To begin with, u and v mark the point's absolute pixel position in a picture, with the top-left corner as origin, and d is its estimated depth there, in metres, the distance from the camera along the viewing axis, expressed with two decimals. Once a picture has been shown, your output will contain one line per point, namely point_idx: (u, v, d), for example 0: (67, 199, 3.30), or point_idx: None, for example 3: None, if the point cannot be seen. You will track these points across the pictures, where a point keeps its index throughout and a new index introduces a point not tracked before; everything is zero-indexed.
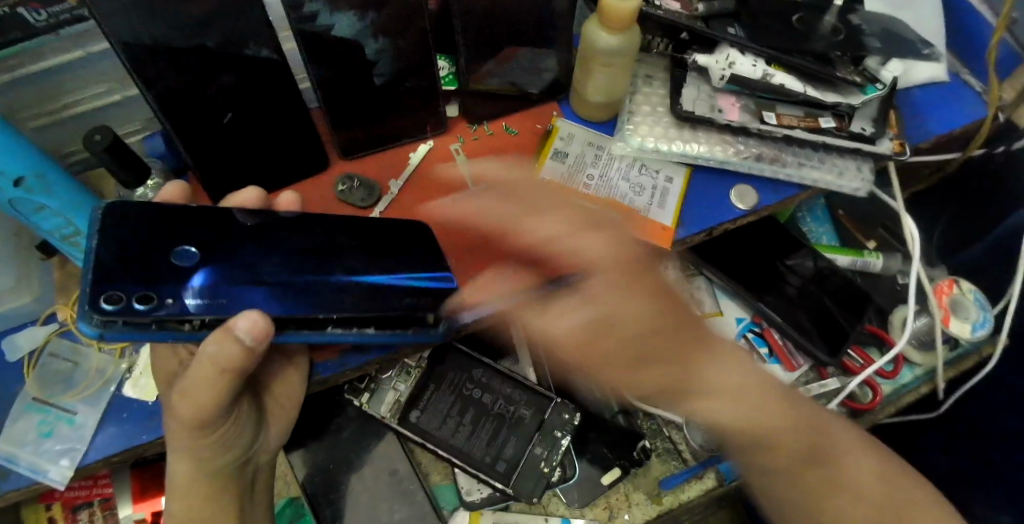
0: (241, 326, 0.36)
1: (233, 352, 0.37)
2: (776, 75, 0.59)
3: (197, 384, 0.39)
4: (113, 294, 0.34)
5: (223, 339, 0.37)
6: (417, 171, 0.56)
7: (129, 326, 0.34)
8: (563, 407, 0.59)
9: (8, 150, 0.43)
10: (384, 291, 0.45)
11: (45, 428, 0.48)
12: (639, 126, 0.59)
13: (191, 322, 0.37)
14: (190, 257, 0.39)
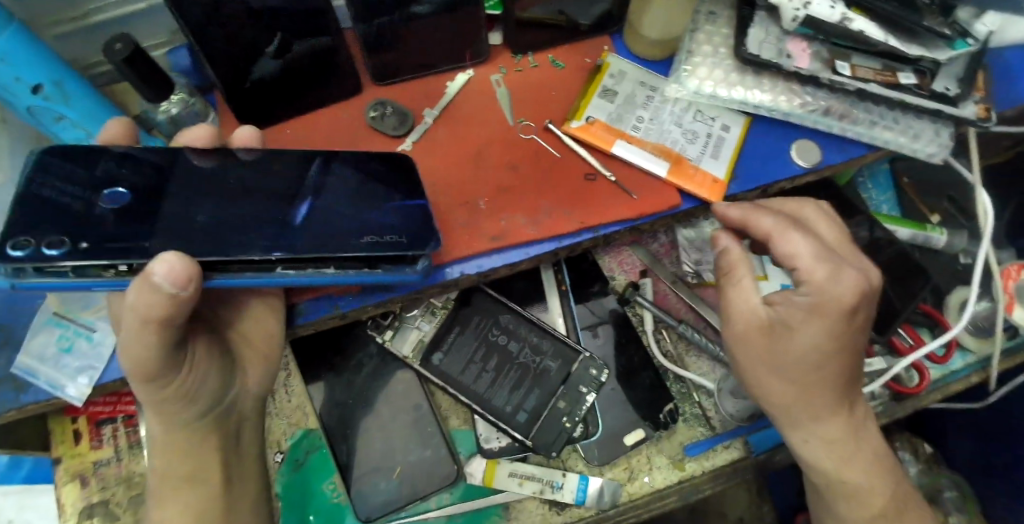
0: (158, 272, 0.33)
1: (150, 300, 0.34)
2: (858, 20, 0.50)
3: (134, 335, 0.36)
4: (25, 240, 0.35)
5: (142, 287, 0.33)
6: (452, 102, 0.53)
7: (49, 272, 0.35)
8: (593, 360, 0.56)
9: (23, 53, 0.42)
10: (329, 233, 0.40)
11: (65, 344, 0.48)
12: (699, 68, 0.54)
13: (117, 268, 0.36)
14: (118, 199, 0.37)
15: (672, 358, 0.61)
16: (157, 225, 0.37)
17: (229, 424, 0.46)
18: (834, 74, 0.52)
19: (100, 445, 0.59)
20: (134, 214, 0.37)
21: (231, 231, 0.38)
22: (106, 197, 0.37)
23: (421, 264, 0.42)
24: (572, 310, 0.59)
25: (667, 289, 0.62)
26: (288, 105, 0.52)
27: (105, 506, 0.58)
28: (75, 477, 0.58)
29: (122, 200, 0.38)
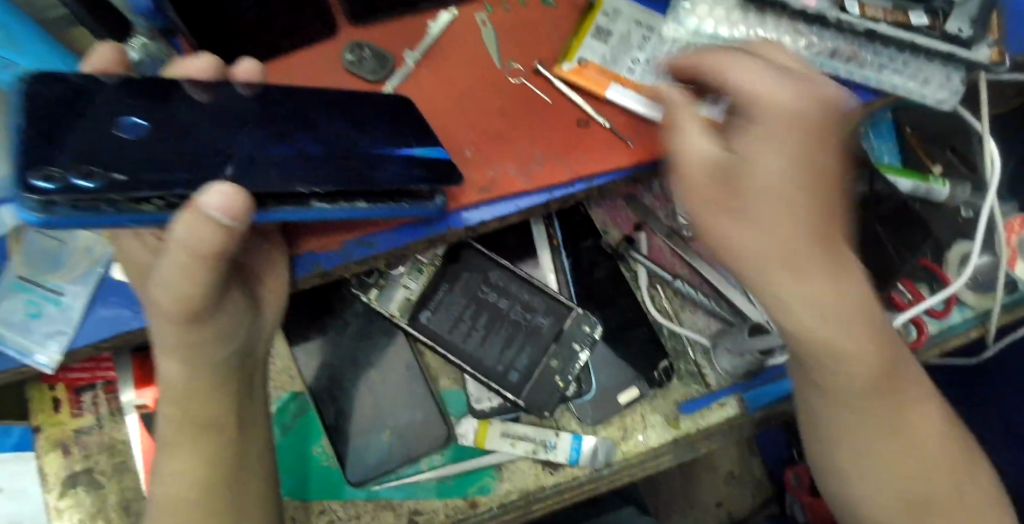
0: (212, 202, 0.30)
1: (208, 233, 0.31)
2: None
3: (171, 271, 0.33)
4: (51, 171, 0.28)
5: (195, 220, 0.30)
6: (438, 41, 0.49)
7: (79, 207, 0.28)
8: (585, 317, 0.54)
9: None
10: (351, 165, 0.38)
11: (33, 309, 0.46)
12: (699, 3, 0.50)
13: (153, 202, 0.31)
14: (139, 128, 0.33)
15: (669, 315, 0.58)
16: (176, 158, 0.33)
17: (241, 376, 0.43)
18: (843, 11, 0.50)
19: (81, 411, 0.57)
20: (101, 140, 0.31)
21: (200, 164, 0.34)
22: (124, 126, 0.33)
23: (438, 200, 0.44)
24: (565, 267, 0.57)
25: (661, 244, 0.59)
26: (263, 41, 0.48)
27: (89, 475, 0.57)
28: (56, 446, 0.57)
29: (148, 131, 0.33)
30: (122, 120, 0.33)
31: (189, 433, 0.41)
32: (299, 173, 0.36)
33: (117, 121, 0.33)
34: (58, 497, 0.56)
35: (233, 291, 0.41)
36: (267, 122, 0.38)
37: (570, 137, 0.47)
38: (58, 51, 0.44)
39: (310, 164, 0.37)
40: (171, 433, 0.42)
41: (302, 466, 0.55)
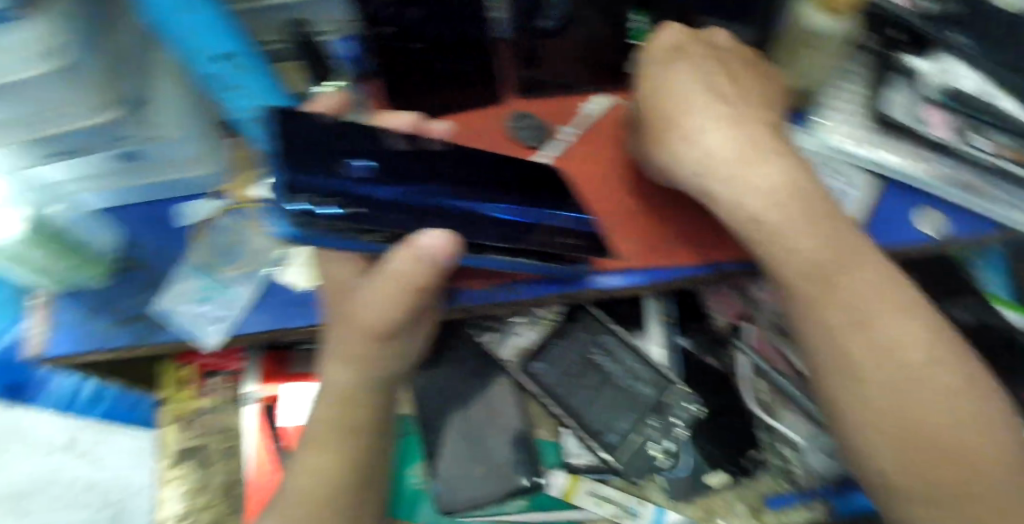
0: (427, 245, 0.36)
1: (420, 269, 0.37)
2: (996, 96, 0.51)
3: (378, 295, 0.40)
4: (314, 198, 0.35)
5: (408, 256, 0.37)
6: (596, 121, 0.54)
7: (329, 230, 0.35)
8: (686, 395, 0.58)
9: (219, 28, 0.41)
10: (529, 227, 0.44)
11: (204, 293, 0.50)
12: (833, 122, 0.53)
13: (373, 234, 0.38)
14: (372, 168, 0.40)
15: (764, 407, 0.61)
16: (393, 198, 0.39)
17: (377, 393, 0.47)
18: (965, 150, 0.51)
19: (203, 394, 0.63)
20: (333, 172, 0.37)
21: (402, 205, 0.39)
22: (361, 163, 0.40)
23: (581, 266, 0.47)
24: (671, 341, 0.61)
25: (767, 339, 0.62)
26: (440, 101, 0.53)
27: (200, 451, 0.62)
28: (177, 418, 0.63)
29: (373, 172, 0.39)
30: (354, 161, 0.39)
31: (334, 436, 0.46)
32: (472, 224, 0.41)
33: (350, 160, 0.39)
34: (167, 467, 0.62)
35: (420, 325, 0.44)
36: (461, 176, 0.44)
37: (706, 227, 0.51)
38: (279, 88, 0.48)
39: (508, 227, 0.43)
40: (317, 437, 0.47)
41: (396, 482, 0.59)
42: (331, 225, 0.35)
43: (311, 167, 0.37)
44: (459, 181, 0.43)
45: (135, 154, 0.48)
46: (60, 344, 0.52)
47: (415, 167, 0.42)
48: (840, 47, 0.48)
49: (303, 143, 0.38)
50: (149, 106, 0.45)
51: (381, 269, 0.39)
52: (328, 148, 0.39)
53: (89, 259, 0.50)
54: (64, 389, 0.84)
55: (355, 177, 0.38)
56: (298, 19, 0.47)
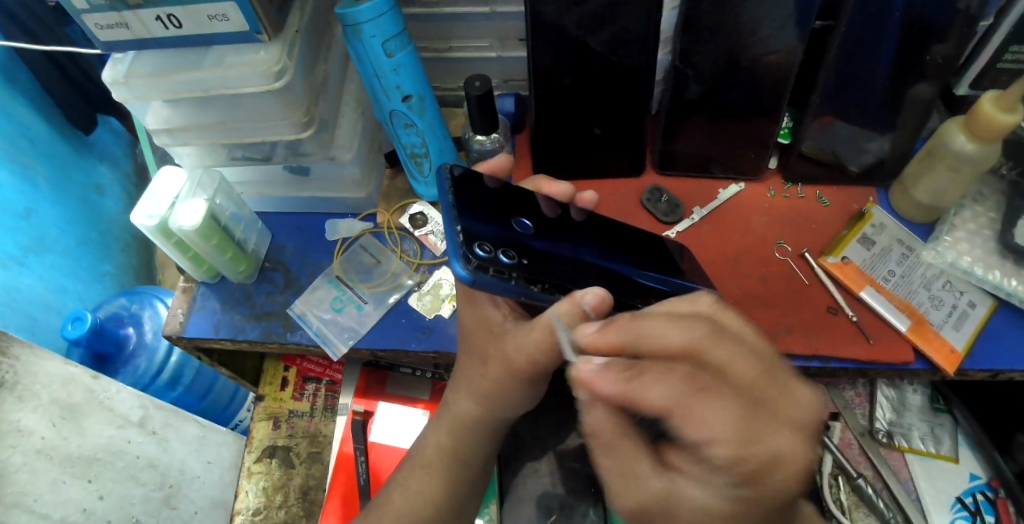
0: (587, 300, 0.35)
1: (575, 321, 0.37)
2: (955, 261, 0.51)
3: (534, 342, 0.40)
4: (484, 246, 0.36)
5: (568, 310, 0.36)
6: (721, 208, 0.59)
7: (498, 275, 0.35)
8: None
9: (409, 69, 0.49)
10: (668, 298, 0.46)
11: (337, 304, 0.55)
12: (959, 240, 0.55)
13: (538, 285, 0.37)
14: (527, 228, 0.42)
15: (843, 508, 0.61)
16: (555, 254, 0.41)
17: (479, 425, 0.49)
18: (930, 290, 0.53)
19: (301, 397, 0.69)
20: (508, 217, 0.42)
21: (565, 259, 0.41)
22: (516, 224, 0.41)
23: None
24: None
25: (852, 439, 0.64)
26: (586, 167, 0.60)
27: (285, 451, 0.67)
28: (269, 417, 0.68)
29: (532, 231, 0.42)
30: (519, 221, 0.42)
31: (445, 461, 0.49)
32: (617, 283, 0.43)
33: (515, 220, 0.42)
34: (253, 460, 0.66)
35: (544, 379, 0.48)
36: (601, 246, 0.47)
37: (820, 320, 0.53)
38: (443, 132, 0.55)
39: (638, 287, 0.45)
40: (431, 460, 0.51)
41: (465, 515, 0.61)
42: (498, 271, 0.35)
43: (484, 218, 0.39)
44: (600, 251, 0.46)
45: (303, 170, 0.56)
46: (194, 329, 0.56)
47: (562, 232, 0.45)
48: (971, 172, 0.51)
49: (467, 198, 0.40)
50: (332, 130, 0.53)
51: (541, 320, 0.40)
52: (487, 208, 0.41)
53: (242, 255, 0.55)
54: (150, 367, 0.80)
55: (521, 234, 0.40)
56: (481, 79, 0.51)
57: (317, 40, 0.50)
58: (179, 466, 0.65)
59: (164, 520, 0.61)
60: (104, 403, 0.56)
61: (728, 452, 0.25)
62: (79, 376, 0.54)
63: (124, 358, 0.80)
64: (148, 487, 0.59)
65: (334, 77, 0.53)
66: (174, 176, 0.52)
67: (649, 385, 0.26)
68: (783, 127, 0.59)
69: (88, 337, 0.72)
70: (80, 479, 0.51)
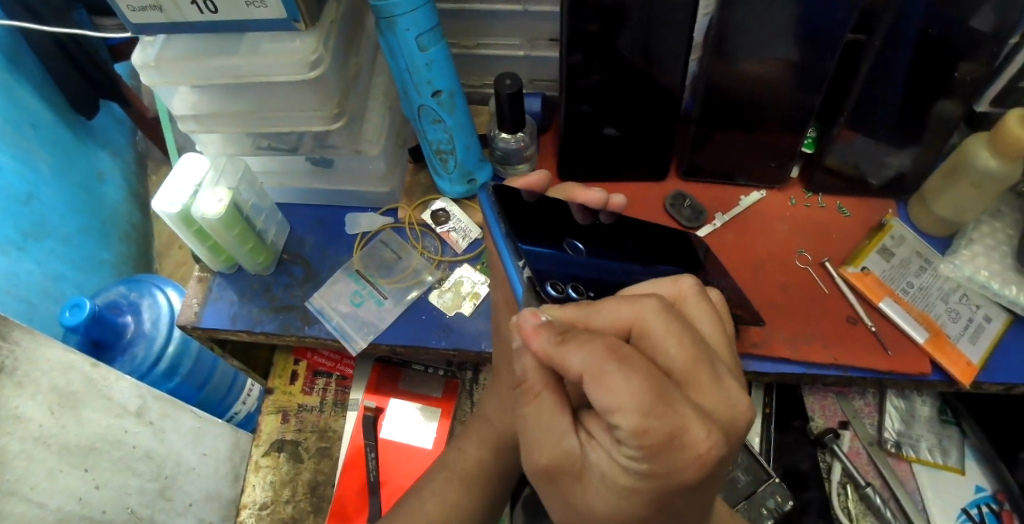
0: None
1: None
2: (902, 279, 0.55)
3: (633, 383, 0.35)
4: (556, 284, 0.39)
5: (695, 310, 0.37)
6: (742, 214, 0.59)
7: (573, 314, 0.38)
8: (778, 490, 0.60)
9: (441, 64, 0.49)
10: None
11: (357, 299, 0.55)
12: (975, 254, 0.56)
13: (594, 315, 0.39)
14: (577, 250, 0.44)
15: (850, 516, 0.62)
16: (611, 274, 0.44)
17: None
18: (909, 300, 0.54)
19: (311, 390, 0.68)
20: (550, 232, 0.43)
21: (619, 280, 0.43)
22: (568, 246, 0.43)
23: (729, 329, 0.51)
24: (770, 435, 0.65)
25: (860, 448, 0.65)
26: (611, 171, 0.60)
27: (294, 446, 0.65)
28: (278, 411, 0.67)
29: (583, 252, 0.44)
30: (571, 244, 0.44)
31: None
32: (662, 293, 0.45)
33: (568, 244, 0.44)
34: (262, 454, 0.65)
35: None
36: (648, 255, 0.47)
37: (839, 329, 0.54)
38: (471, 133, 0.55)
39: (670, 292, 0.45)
40: (460, 464, 0.52)
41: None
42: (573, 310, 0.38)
43: (542, 248, 0.42)
44: (646, 260, 0.47)
45: (328, 162, 0.56)
46: (210, 319, 0.55)
47: (593, 239, 0.46)
48: (993, 189, 0.51)
49: (522, 226, 0.42)
50: (360, 125, 0.52)
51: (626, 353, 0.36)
52: (541, 234, 0.43)
53: (262, 246, 0.55)
54: (148, 356, 0.77)
55: (576, 259, 0.43)
56: (511, 77, 0.51)
57: (349, 32, 0.49)
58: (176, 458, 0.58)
59: (159, 513, 0.55)
60: (103, 391, 0.51)
61: (635, 424, 0.26)
62: (78, 363, 0.50)
63: (122, 346, 0.78)
64: (144, 478, 0.54)
65: (364, 70, 0.53)
66: (196, 164, 0.52)
67: (570, 352, 0.28)
68: (808, 137, 0.60)
69: (86, 324, 0.71)
70: (77, 468, 0.48)
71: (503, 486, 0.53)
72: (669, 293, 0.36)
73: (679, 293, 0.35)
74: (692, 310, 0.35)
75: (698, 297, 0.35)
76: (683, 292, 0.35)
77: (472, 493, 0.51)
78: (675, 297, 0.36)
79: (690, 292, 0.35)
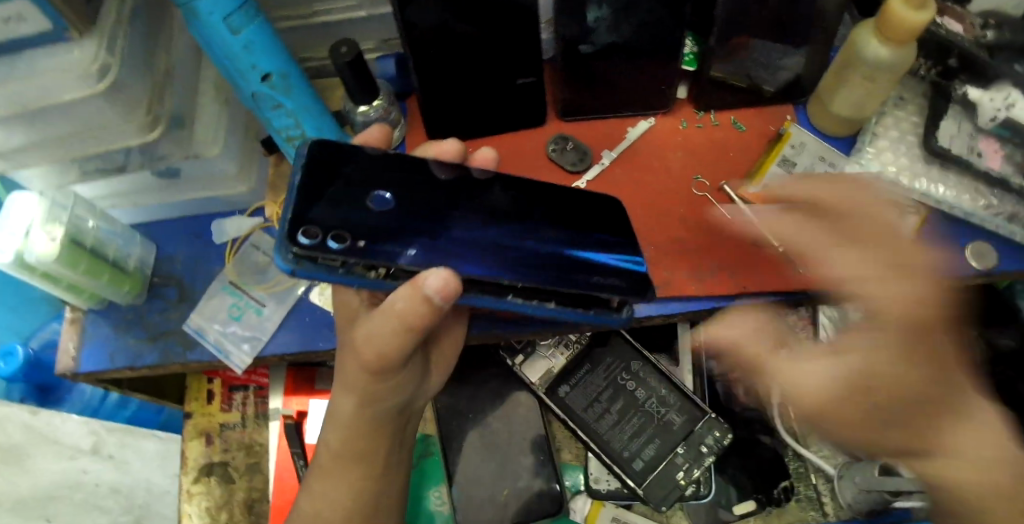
0: (431, 283, 0.34)
1: (413, 304, 0.35)
2: (804, 189, 0.52)
3: (378, 333, 0.38)
4: (312, 230, 0.34)
5: (411, 295, 0.35)
6: (631, 148, 0.55)
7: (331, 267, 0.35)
8: (717, 426, 0.58)
9: (259, 46, 0.44)
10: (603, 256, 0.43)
11: (235, 312, 0.51)
12: (881, 151, 0.52)
13: (378, 270, 0.36)
14: (383, 204, 0.37)
15: (795, 435, 0.61)
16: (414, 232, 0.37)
17: (390, 423, 0.47)
18: None
19: (230, 407, 0.65)
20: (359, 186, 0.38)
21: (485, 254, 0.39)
22: (373, 199, 0.37)
23: (626, 312, 0.44)
24: (702, 369, 0.62)
25: None
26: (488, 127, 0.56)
27: (223, 467, 0.63)
28: (201, 434, 0.64)
29: (389, 208, 0.37)
30: (379, 195, 0.38)
31: (340, 462, 0.46)
32: (527, 266, 0.39)
33: (375, 193, 0.38)
34: (191, 481, 0.63)
35: (415, 359, 0.46)
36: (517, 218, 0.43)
37: (748, 256, 0.50)
38: (323, 118, 0.51)
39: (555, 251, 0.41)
40: (332, 458, 0.46)
41: (416, 498, 0.62)
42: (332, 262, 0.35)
43: (327, 191, 0.36)
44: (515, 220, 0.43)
45: (174, 174, 0.50)
46: (88, 362, 0.52)
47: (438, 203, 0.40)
48: (886, 78, 0.47)
49: (320, 166, 0.37)
50: (190, 126, 0.47)
51: (384, 306, 0.37)
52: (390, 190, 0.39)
53: (124, 275, 0.51)
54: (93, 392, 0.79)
55: (375, 210, 0.37)
56: (347, 44, 0.45)
57: (148, 23, 0.43)
58: (144, 486, 0.75)
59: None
60: (50, 436, 0.66)
61: None
62: (16, 413, 0.64)
63: (66, 385, 0.77)
64: (115, 513, 0.71)
65: (184, 65, 0.47)
66: (26, 204, 0.46)
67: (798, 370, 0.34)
68: (687, 54, 0.55)
69: (25, 371, 0.71)
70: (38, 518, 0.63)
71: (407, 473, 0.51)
72: (393, 308, 0.36)
73: (431, 290, 0.35)
74: (402, 305, 0.36)
75: (406, 303, 0.36)
76: (396, 306, 0.36)
77: (393, 487, 0.49)
78: (397, 310, 0.36)
79: (428, 296, 0.35)
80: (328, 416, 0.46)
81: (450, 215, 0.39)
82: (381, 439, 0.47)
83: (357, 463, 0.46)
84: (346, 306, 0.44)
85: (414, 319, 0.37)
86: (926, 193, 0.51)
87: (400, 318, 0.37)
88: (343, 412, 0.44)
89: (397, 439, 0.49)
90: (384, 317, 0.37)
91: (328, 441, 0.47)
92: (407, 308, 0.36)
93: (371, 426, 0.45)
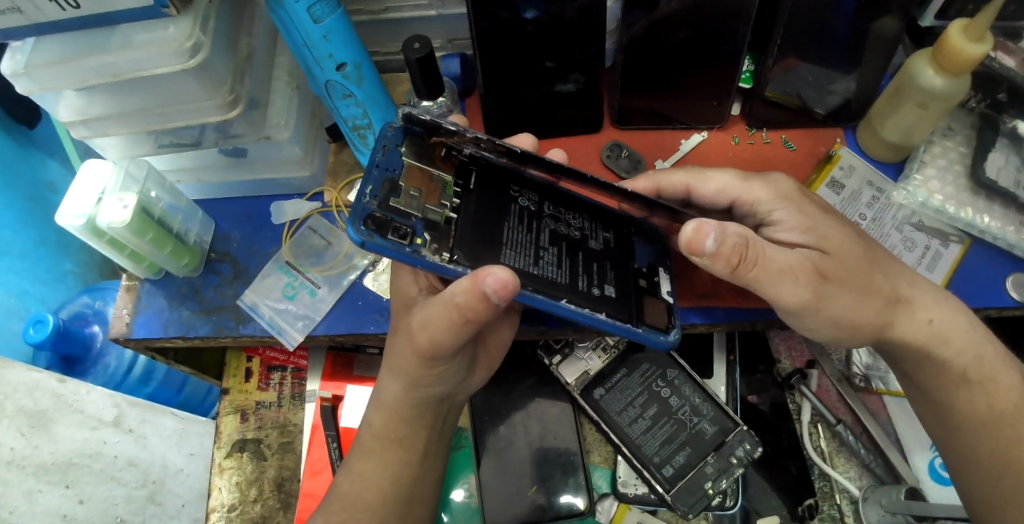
0: (490, 284, 0.35)
1: (471, 297, 0.37)
2: (851, 210, 0.53)
3: (434, 321, 0.40)
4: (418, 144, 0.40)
5: (470, 290, 0.36)
6: (682, 160, 0.57)
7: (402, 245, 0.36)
8: (748, 439, 0.58)
9: (339, 34, 0.45)
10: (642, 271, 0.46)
11: (289, 292, 0.53)
12: (929, 179, 0.53)
13: (442, 256, 0.38)
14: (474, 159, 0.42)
15: (822, 454, 0.62)
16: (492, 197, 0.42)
17: (436, 408, 0.48)
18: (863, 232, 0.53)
19: (267, 386, 0.66)
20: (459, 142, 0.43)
21: None
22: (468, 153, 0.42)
23: (673, 334, 0.45)
24: (736, 381, 0.63)
25: (829, 385, 0.64)
26: (544, 129, 0.57)
27: (256, 444, 0.65)
28: (236, 410, 0.65)
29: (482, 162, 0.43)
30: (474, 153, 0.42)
31: (384, 443, 0.47)
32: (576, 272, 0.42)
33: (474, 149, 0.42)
34: (224, 456, 0.64)
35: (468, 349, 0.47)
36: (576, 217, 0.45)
37: None
38: (388, 108, 0.52)
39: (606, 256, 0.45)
40: (373, 439, 0.47)
41: (443, 490, 0.63)
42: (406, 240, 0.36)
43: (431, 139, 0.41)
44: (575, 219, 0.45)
45: (240, 153, 0.52)
46: (142, 329, 0.53)
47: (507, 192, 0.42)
48: (940, 107, 0.48)
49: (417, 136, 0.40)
50: (263, 109, 0.49)
51: (443, 296, 0.39)
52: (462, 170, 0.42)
53: (184, 247, 0.52)
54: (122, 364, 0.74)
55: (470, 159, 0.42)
56: (420, 39, 0.46)
57: (235, 8, 0.45)
58: (160, 463, 0.66)
59: (150, 516, 0.63)
60: (74, 405, 0.58)
61: None
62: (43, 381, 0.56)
63: (92, 358, 0.74)
64: (130, 485, 0.61)
65: (261, 50, 0.49)
66: (98, 169, 0.48)
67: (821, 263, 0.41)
68: (745, 71, 0.57)
69: (54, 339, 0.67)
70: (58, 485, 0.54)
71: (443, 463, 0.52)
72: (451, 298, 0.38)
73: (487, 287, 0.36)
74: (461, 299, 0.37)
75: (466, 297, 0.37)
76: (453, 297, 0.37)
77: (432, 474, 0.50)
78: (454, 302, 0.38)
79: (485, 293, 0.36)
80: (375, 398, 0.48)
81: (502, 225, 0.41)
82: (424, 424, 0.48)
83: (396, 446, 0.47)
84: (405, 292, 0.45)
85: (472, 313, 0.38)
86: (972, 221, 0.52)
87: (460, 311, 0.38)
88: (391, 394, 0.46)
89: (437, 428, 0.49)
90: (441, 306, 0.39)
91: (373, 422, 0.48)
92: (462, 302, 0.37)
93: (416, 411, 0.47)
